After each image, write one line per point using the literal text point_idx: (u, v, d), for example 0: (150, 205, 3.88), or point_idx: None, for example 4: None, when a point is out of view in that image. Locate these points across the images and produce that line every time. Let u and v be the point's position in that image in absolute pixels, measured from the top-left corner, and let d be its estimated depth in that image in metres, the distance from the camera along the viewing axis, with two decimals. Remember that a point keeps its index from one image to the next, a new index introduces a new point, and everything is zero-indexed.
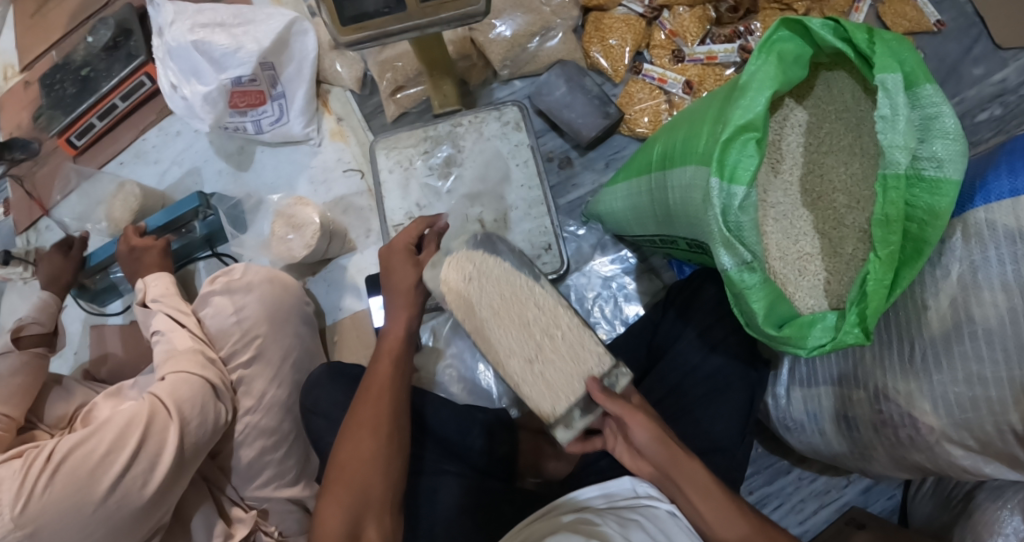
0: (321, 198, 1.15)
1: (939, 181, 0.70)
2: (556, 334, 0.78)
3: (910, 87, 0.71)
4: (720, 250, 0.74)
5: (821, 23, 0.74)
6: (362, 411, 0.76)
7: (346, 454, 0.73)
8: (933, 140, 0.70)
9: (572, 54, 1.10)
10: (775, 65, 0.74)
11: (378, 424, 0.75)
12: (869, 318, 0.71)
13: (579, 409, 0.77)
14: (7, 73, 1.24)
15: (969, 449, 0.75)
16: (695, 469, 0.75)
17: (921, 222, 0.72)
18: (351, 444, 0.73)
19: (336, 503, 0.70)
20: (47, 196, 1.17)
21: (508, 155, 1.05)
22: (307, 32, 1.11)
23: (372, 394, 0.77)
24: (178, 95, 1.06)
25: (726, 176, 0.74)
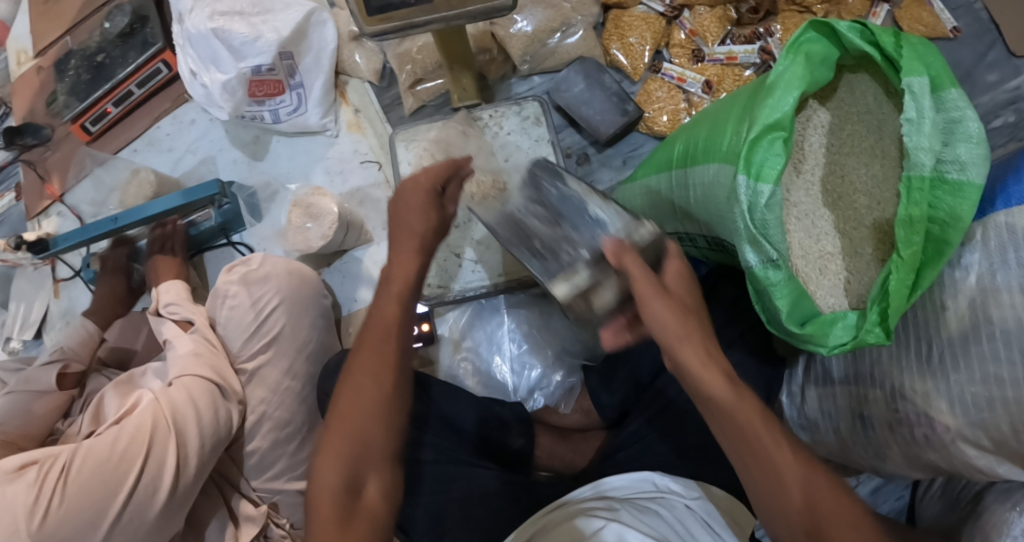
0: (337, 189, 1.14)
1: (963, 184, 0.71)
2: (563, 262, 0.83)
3: (935, 91, 0.72)
4: (746, 247, 0.74)
5: (849, 25, 0.75)
6: (366, 355, 0.72)
7: (344, 411, 0.69)
8: (957, 143, 0.71)
9: (592, 51, 1.11)
10: (803, 66, 0.74)
11: (382, 370, 0.71)
12: (890, 317, 0.71)
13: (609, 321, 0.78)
14: (20, 59, 1.22)
15: (983, 449, 0.76)
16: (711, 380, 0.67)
17: (944, 224, 0.72)
18: (353, 390, 0.70)
19: (343, 440, 0.68)
20: (60, 181, 1.16)
21: (528, 150, 1.04)
22: (325, 23, 1.09)
23: (374, 348, 0.72)
24: (198, 82, 1.07)
25: (752, 174, 0.74)
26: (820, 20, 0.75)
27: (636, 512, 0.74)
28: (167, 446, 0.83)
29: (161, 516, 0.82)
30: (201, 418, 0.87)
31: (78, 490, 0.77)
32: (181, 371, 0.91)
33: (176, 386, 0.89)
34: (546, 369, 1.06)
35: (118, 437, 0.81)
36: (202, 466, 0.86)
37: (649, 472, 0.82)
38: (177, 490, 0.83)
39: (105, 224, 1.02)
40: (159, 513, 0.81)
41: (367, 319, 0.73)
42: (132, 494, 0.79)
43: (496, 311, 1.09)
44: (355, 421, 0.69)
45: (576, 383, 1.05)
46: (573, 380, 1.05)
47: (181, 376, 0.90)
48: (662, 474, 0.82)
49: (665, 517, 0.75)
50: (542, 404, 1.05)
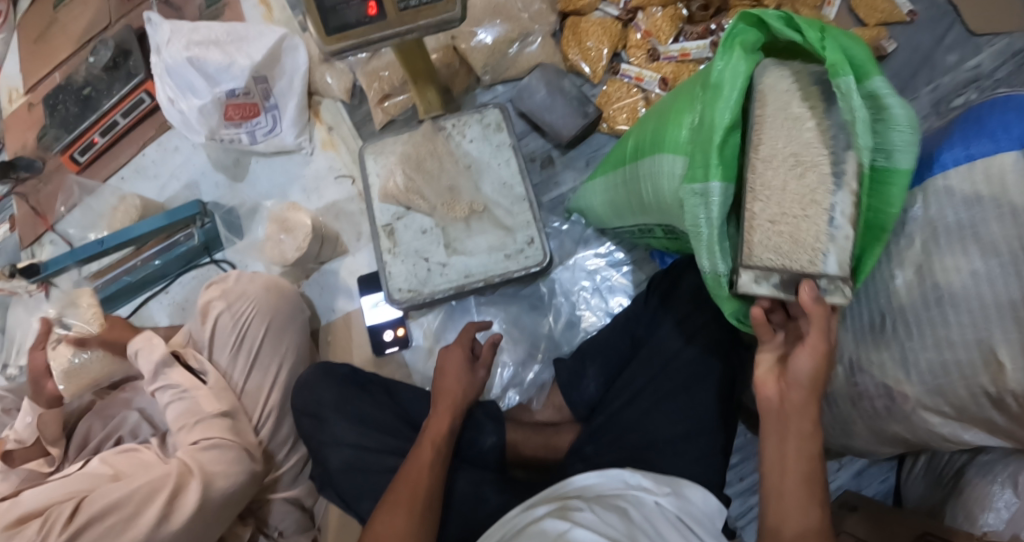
0: (314, 204, 1.18)
1: (890, 170, 0.68)
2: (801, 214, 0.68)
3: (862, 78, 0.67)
4: (702, 256, 0.74)
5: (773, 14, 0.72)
6: (399, 488, 0.79)
7: (392, 502, 0.78)
8: (888, 133, 0.67)
9: (552, 58, 1.14)
10: (742, 62, 0.73)
11: (413, 503, 0.78)
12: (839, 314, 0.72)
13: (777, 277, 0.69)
14: (13, 96, 1.30)
15: (945, 416, 0.77)
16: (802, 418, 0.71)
17: (876, 212, 0.70)
18: (386, 522, 0.77)
19: (391, 519, 0.77)
20: (53, 211, 1.22)
21: (490, 156, 1.07)
22: (297, 48, 1.16)
23: (429, 445, 0.83)
24: (174, 108, 1.13)
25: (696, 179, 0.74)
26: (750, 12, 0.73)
27: (606, 512, 0.75)
28: (188, 498, 0.87)
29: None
30: (223, 474, 0.90)
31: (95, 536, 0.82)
32: (197, 432, 0.94)
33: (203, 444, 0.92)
34: (519, 367, 1.07)
35: (139, 493, 0.85)
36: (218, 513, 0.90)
37: (621, 470, 0.83)
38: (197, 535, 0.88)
39: (92, 247, 1.06)
40: None
41: (406, 461, 0.82)
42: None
43: (466, 311, 1.09)
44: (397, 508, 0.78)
45: (547, 379, 1.06)
46: (545, 376, 1.06)
47: (207, 435, 0.93)
48: (633, 472, 0.83)
49: (633, 514, 0.76)
50: (516, 402, 1.06)
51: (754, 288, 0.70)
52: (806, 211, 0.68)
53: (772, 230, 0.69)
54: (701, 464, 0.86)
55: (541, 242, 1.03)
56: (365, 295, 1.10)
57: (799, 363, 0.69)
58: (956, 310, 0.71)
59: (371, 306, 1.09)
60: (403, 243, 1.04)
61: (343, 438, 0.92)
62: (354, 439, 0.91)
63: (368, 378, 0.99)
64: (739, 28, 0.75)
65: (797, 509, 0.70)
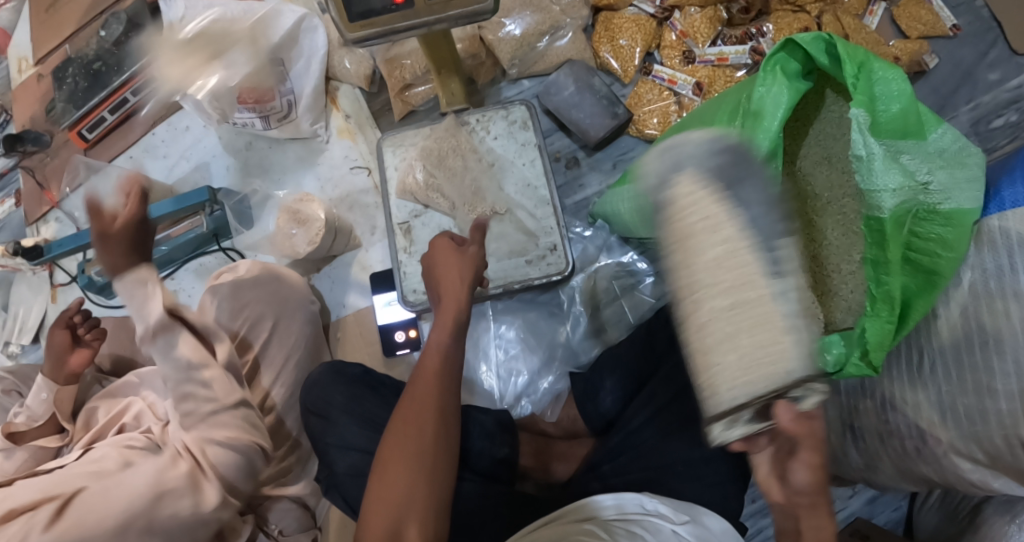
0: (327, 195, 1.15)
1: (952, 213, 0.68)
2: (762, 342, 0.58)
3: (908, 115, 0.69)
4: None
5: (815, 39, 0.72)
6: (406, 412, 0.72)
7: (390, 451, 0.69)
8: (938, 170, 0.69)
9: (582, 54, 1.09)
10: (784, 86, 0.72)
11: (423, 423, 0.70)
12: (876, 354, 0.70)
13: (748, 415, 0.60)
14: (22, 66, 1.29)
15: (977, 463, 0.74)
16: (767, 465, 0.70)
17: (932, 254, 0.69)
18: (397, 443, 0.69)
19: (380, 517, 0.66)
20: (58, 188, 1.20)
21: (514, 155, 1.03)
22: (317, 29, 1.12)
23: (411, 420, 0.70)
24: (186, 91, 1.08)
25: None
26: (789, 38, 0.72)
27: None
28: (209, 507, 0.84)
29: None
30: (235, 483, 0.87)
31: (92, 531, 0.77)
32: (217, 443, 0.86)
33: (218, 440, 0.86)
34: (533, 375, 1.05)
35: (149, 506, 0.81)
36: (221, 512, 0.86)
37: (637, 493, 0.80)
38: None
39: None
40: None
41: (408, 380, 0.74)
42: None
43: (483, 316, 1.07)
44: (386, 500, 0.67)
45: (563, 390, 1.03)
46: (559, 386, 1.04)
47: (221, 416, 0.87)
48: (651, 496, 0.80)
49: None
50: (529, 411, 1.03)
51: (728, 434, 0.61)
52: (774, 346, 0.58)
53: (730, 361, 0.58)
54: (721, 487, 0.83)
55: (563, 249, 0.99)
56: (377, 293, 1.07)
57: (797, 473, 0.66)
58: (999, 357, 0.68)
59: (383, 304, 1.06)
60: (420, 242, 1.01)
61: (351, 442, 0.89)
62: (363, 446, 0.88)
63: (380, 380, 0.96)
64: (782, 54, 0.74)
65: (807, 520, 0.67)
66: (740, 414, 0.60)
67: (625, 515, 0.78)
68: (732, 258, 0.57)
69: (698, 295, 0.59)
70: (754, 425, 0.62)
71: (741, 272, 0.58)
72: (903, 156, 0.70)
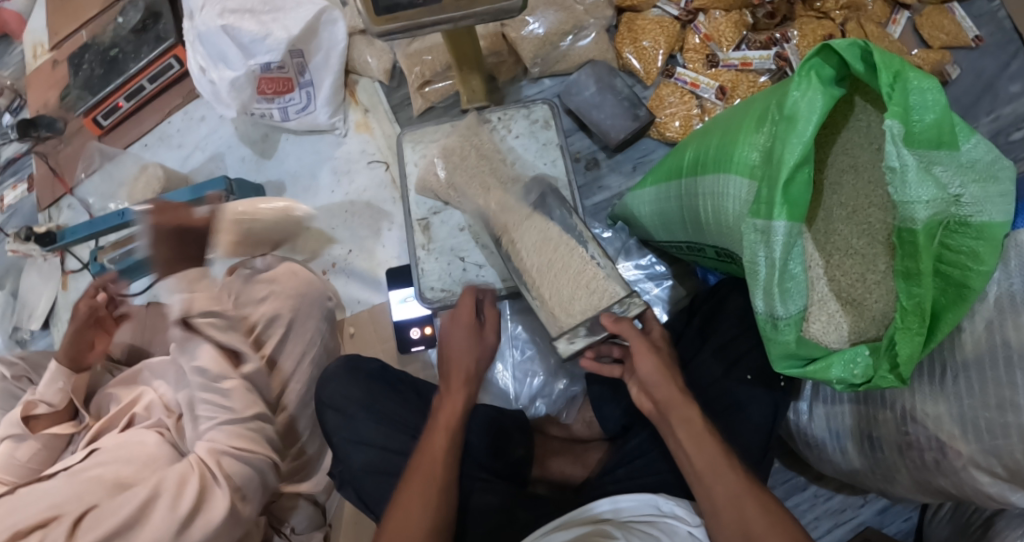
0: (343, 189, 1.15)
1: (984, 226, 0.66)
2: (570, 273, 0.86)
3: (943, 127, 0.66)
4: (757, 296, 0.74)
5: (849, 45, 0.70)
6: (422, 463, 0.75)
7: (406, 499, 0.73)
8: (970, 183, 0.67)
9: (604, 54, 1.09)
10: (820, 92, 0.71)
11: (436, 479, 0.74)
12: (904, 366, 0.69)
13: (584, 328, 0.85)
14: (37, 52, 1.30)
15: (996, 476, 0.74)
16: (691, 412, 0.74)
17: (963, 267, 0.68)
18: (409, 497, 0.73)
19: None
20: (71, 174, 1.20)
21: (535, 154, 1.03)
22: (337, 22, 1.08)
23: (425, 480, 0.74)
24: (206, 78, 1.08)
25: (761, 214, 0.74)
26: (825, 44, 0.71)
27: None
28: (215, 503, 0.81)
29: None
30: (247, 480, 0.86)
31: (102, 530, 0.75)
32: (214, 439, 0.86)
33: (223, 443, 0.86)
34: (549, 377, 1.05)
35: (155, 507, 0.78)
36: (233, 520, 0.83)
37: (652, 495, 0.81)
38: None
39: (114, 219, 1.02)
40: None
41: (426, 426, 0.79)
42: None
43: (499, 316, 1.07)
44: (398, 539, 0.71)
45: (578, 392, 1.04)
46: (574, 389, 1.05)
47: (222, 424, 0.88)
48: (666, 498, 0.80)
49: None
50: (544, 412, 1.04)
51: (571, 346, 0.86)
52: (580, 273, 0.86)
53: (557, 294, 0.86)
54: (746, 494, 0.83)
55: None
56: (394, 289, 1.06)
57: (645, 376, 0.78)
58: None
59: (399, 301, 1.06)
60: (439, 239, 1.01)
61: (365, 438, 0.90)
62: (377, 441, 0.89)
63: (398, 378, 0.97)
64: (815, 60, 0.73)
65: (725, 473, 0.71)
66: (577, 330, 0.85)
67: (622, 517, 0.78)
68: (538, 228, 0.90)
69: (527, 258, 0.90)
70: (592, 337, 0.85)
71: (546, 242, 0.88)
72: (935, 167, 0.67)
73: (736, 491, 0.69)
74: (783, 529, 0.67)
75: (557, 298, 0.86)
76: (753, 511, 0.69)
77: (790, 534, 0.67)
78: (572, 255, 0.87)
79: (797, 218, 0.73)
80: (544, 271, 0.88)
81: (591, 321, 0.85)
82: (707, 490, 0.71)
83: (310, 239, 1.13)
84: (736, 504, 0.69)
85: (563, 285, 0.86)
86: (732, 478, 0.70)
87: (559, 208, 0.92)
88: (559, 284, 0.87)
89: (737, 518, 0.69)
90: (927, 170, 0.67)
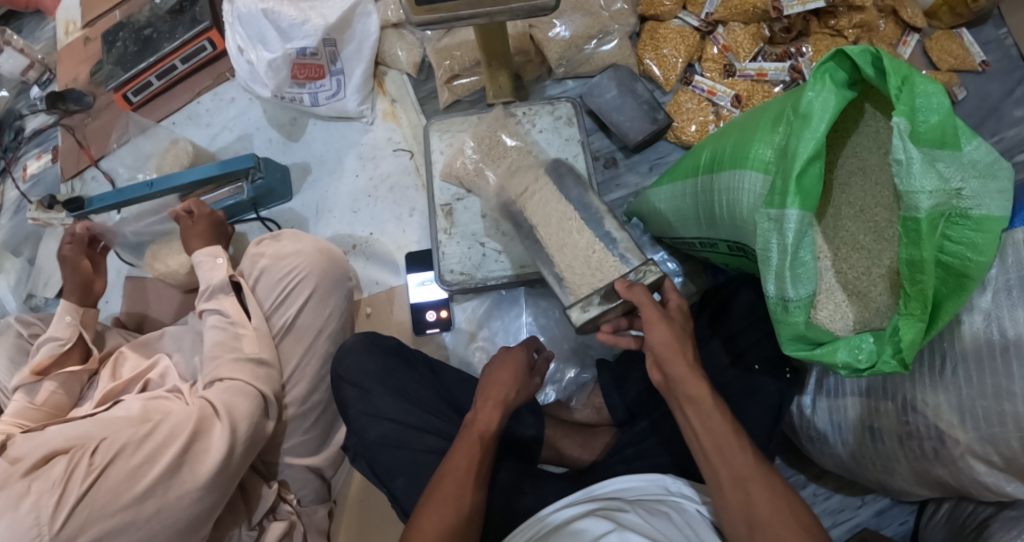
0: (367, 174, 1.19)
1: (983, 219, 0.71)
2: (578, 239, 0.86)
3: (949, 125, 0.71)
4: (769, 280, 0.78)
5: (862, 51, 0.75)
6: (455, 458, 0.77)
7: (439, 495, 0.74)
8: (970, 179, 0.71)
9: (626, 60, 1.14)
10: (835, 92, 0.75)
11: (466, 478, 0.75)
12: (906, 350, 0.73)
13: (598, 296, 0.82)
14: (69, 28, 1.34)
15: (992, 465, 0.78)
16: (700, 390, 0.73)
17: (963, 257, 0.72)
18: (439, 492, 0.74)
19: (438, 515, 0.72)
20: (98, 147, 1.24)
21: (558, 149, 1.06)
22: (370, 14, 1.14)
23: (454, 478, 0.75)
24: (243, 58, 1.12)
25: (775, 203, 0.77)
26: (839, 48, 0.76)
27: (647, 516, 0.74)
28: (214, 436, 0.83)
29: (189, 523, 0.79)
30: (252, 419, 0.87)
31: (111, 483, 0.75)
32: (224, 367, 0.90)
33: (237, 403, 0.87)
34: (561, 364, 1.08)
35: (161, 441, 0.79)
36: (225, 482, 0.83)
37: (661, 475, 0.82)
38: (213, 497, 0.81)
39: (140, 188, 1.03)
40: (194, 516, 0.79)
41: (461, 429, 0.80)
42: (168, 481, 0.78)
43: (515, 302, 1.10)
44: (445, 500, 0.73)
45: (589, 379, 1.07)
46: (585, 376, 1.07)
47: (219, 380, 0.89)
48: (675, 478, 0.82)
49: (660, 513, 0.76)
50: (553, 399, 1.07)
51: (584, 314, 0.82)
52: (587, 242, 0.86)
53: (565, 263, 0.87)
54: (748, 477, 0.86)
55: None
56: (411, 273, 1.10)
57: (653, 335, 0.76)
58: (1019, 362, 0.72)
59: (417, 284, 1.10)
60: (461, 224, 1.04)
61: (384, 412, 0.90)
62: (396, 415, 0.90)
63: (413, 354, 0.98)
64: (830, 63, 0.77)
65: (738, 449, 0.70)
66: (590, 299, 0.83)
67: (593, 496, 0.80)
68: (545, 210, 0.90)
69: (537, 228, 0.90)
70: (609, 303, 0.82)
71: (559, 219, 0.88)
72: (938, 163, 0.71)
73: (744, 475, 0.69)
74: (791, 518, 0.67)
75: (565, 267, 0.87)
76: (760, 493, 0.68)
77: (797, 519, 0.67)
78: (579, 228, 0.87)
79: (808, 208, 0.77)
80: (553, 239, 0.88)
81: (606, 289, 0.83)
82: (713, 470, 0.71)
83: (334, 221, 1.18)
84: (742, 486, 0.69)
85: (573, 253, 0.86)
86: (740, 461, 0.70)
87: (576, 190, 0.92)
88: (569, 254, 0.87)
89: (751, 504, 0.68)
90: (930, 165, 0.71)
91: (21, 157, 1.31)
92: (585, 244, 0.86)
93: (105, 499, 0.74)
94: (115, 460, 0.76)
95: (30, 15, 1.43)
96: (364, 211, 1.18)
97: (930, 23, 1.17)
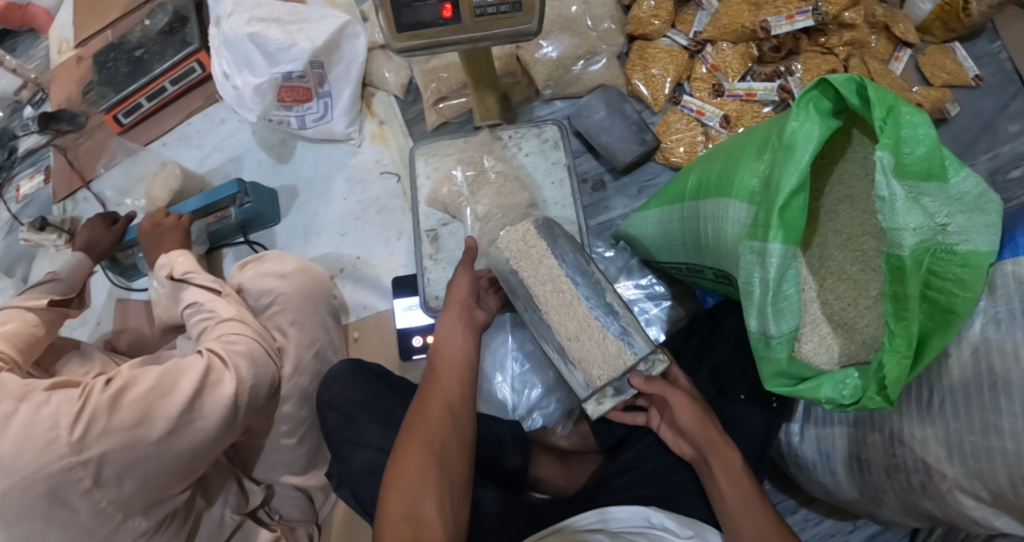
0: (356, 196, 1.19)
1: (969, 255, 0.70)
2: (583, 316, 0.85)
3: (937, 157, 0.69)
4: (751, 314, 0.77)
5: (845, 79, 0.72)
6: (421, 427, 0.75)
7: (402, 467, 0.72)
8: (957, 213, 0.70)
9: (615, 80, 1.14)
10: (818, 122, 0.73)
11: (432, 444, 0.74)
12: (890, 387, 0.72)
13: (612, 390, 0.84)
14: (62, 48, 1.35)
15: (980, 500, 0.75)
16: (732, 455, 0.77)
17: (950, 293, 0.71)
18: (402, 463, 0.72)
19: (405, 495, 0.70)
20: (89, 168, 1.25)
21: (545, 173, 1.06)
22: (358, 36, 1.13)
23: (420, 442, 0.74)
24: (230, 83, 1.13)
25: (757, 236, 0.76)
26: (823, 76, 0.73)
27: None
28: (223, 382, 0.85)
29: (188, 460, 0.80)
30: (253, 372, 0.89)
31: (129, 407, 0.77)
32: (220, 330, 0.92)
33: (242, 351, 0.90)
34: (548, 390, 1.06)
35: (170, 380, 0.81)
36: (224, 432, 0.84)
37: (643, 506, 0.80)
38: (215, 437, 0.83)
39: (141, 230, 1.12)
40: (189, 459, 0.81)
41: (417, 398, 0.79)
42: (179, 421, 0.79)
43: (502, 328, 1.10)
44: (422, 481, 0.71)
45: (575, 406, 1.05)
46: (573, 405, 1.05)
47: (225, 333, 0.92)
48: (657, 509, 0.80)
49: None
50: (540, 425, 1.06)
51: (599, 408, 0.84)
52: (584, 313, 0.86)
53: (569, 330, 0.85)
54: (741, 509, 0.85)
55: None
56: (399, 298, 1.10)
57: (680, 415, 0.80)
58: (1007, 397, 0.71)
59: (404, 308, 1.09)
60: (446, 249, 1.03)
61: (366, 439, 0.90)
62: (380, 444, 0.89)
63: (401, 381, 0.98)
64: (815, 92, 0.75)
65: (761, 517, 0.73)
66: (604, 391, 0.84)
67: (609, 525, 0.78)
68: (533, 260, 0.88)
69: (524, 278, 0.88)
70: (621, 396, 0.84)
71: (551, 282, 0.87)
72: (925, 198, 0.70)
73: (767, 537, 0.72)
74: None
75: (568, 340, 0.85)
76: None
77: None
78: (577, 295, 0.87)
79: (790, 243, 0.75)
80: (550, 301, 0.87)
81: (618, 382, 0.84)
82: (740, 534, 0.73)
83: (322, 243, 1.18)
84: None
85: (576, 329, 0.85)
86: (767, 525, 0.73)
87: (571, 252, 0.91)
88: (570, 328, 0.86)
89: None
90: (915, 201, 0.69)
91: (15, 176, 1.32)
92: (588, 321, 0.85)
93: (117, 419, 0.76)
94: (130, 383, 0.79)
95: (24, 34, 1.44)
96: (353, 233, 1.18)
97: (922, 38, 1.15)
